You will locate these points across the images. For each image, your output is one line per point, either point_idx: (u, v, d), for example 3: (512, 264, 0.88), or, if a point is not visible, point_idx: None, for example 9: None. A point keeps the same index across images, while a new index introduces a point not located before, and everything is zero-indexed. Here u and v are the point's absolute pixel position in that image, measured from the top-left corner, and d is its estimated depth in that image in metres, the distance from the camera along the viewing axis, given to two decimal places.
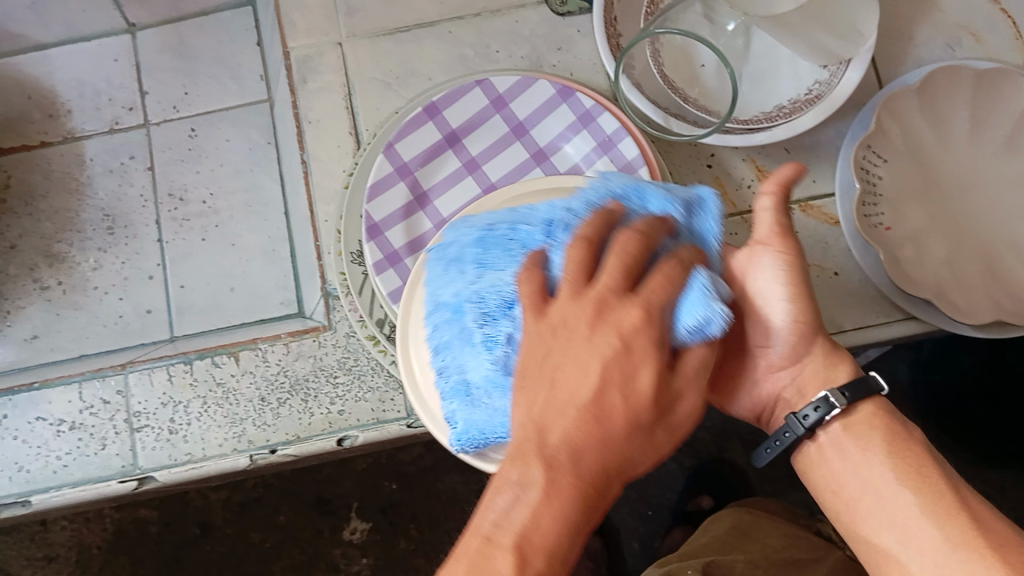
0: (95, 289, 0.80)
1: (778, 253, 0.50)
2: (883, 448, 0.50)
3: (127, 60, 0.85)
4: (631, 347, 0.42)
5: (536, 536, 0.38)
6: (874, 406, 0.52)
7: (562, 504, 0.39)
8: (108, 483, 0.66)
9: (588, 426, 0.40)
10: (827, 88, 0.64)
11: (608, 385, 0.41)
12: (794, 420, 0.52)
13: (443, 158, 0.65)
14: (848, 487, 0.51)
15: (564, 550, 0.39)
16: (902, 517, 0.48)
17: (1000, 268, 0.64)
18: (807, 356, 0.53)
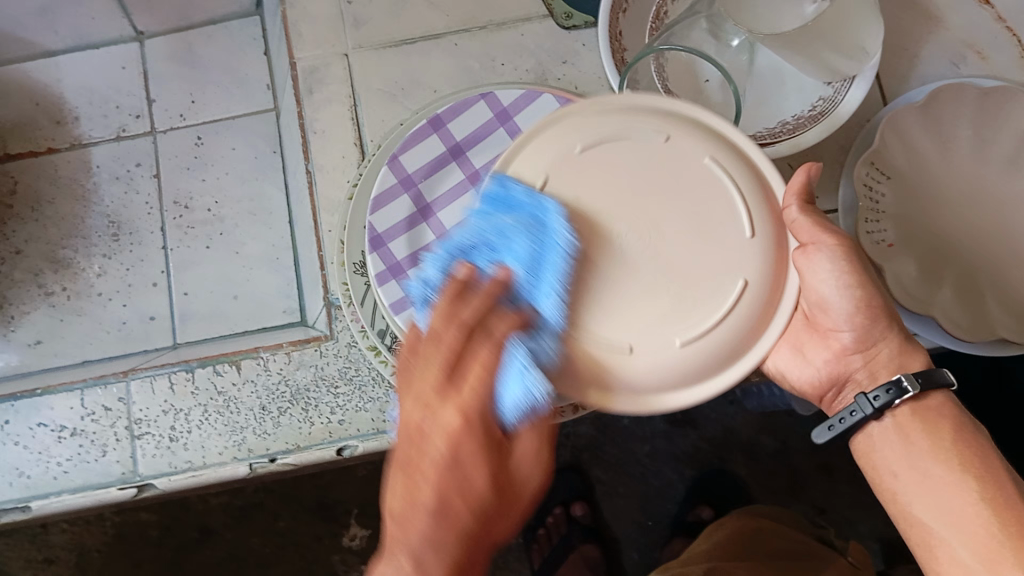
0: (99, 296, 0.81)
1: (834, 248, 0.50)
2: (949, 436, 0.50)
3: (135, 68, 0.86)
4: (461, 454, 0.45)
5: None
6: (944, 397, 0.51)
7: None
8: (108, 489, 0.66)
9: (434, 515, 0.46)
10: (832, 104, 0.65)
11: (446, 484, 0.46)
12: (862, 399, 0.51)
13: (446, 171, 0.65)
14: (905, 472, 0.50)
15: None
16: (961, 506, 0.48)
17: (1005, 287, 0.64)
18: (880, 341, 0.53)
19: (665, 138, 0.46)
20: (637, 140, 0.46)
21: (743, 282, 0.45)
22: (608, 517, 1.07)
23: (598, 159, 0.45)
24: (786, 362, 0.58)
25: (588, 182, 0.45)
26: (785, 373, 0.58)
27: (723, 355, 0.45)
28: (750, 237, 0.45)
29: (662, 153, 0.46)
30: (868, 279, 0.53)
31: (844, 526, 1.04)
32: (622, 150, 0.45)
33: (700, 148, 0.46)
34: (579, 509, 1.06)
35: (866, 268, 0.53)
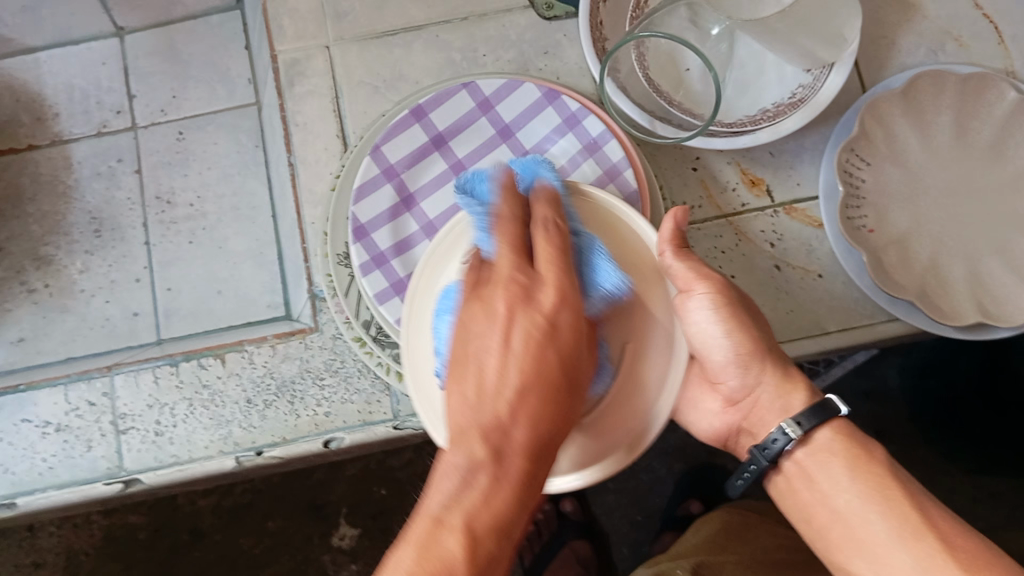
0: (82, 293, 0.80)
1: (709, 293, 0.53)
2: (847, 476, 0.52)
3: (116, 63, 0.85)
4: (561, 327, 0.45)
5: (482, 517, 0.41)
6: (832, 431, 0.53)
7: (512, 482, 0.42)
8: (94, 484, 0.66)
9: (528, 410, 0.43)
10: (811, 91, 0.65)
11: (530, 357, 0.44)
12: (756, 452, 0.55)
13: (430, 161, 0.65)
14: (819, 517, 0.53)
15: (513, 525, 0.42)
16: (872, 543, 0.50)
17: (984, 272, 0.65)
18: (759, 383, 0.56)
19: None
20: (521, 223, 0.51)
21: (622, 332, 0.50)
22: (598, 511, 1.08)
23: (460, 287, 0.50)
24: (685, 415, 0.62)
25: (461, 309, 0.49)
26: (691, 425, 0.62)
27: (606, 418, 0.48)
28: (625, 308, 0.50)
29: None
30: (749, 322, 0.56)
31: None
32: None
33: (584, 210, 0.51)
34: (568, 504, 1.07)
35: (748, 317, 0.56)
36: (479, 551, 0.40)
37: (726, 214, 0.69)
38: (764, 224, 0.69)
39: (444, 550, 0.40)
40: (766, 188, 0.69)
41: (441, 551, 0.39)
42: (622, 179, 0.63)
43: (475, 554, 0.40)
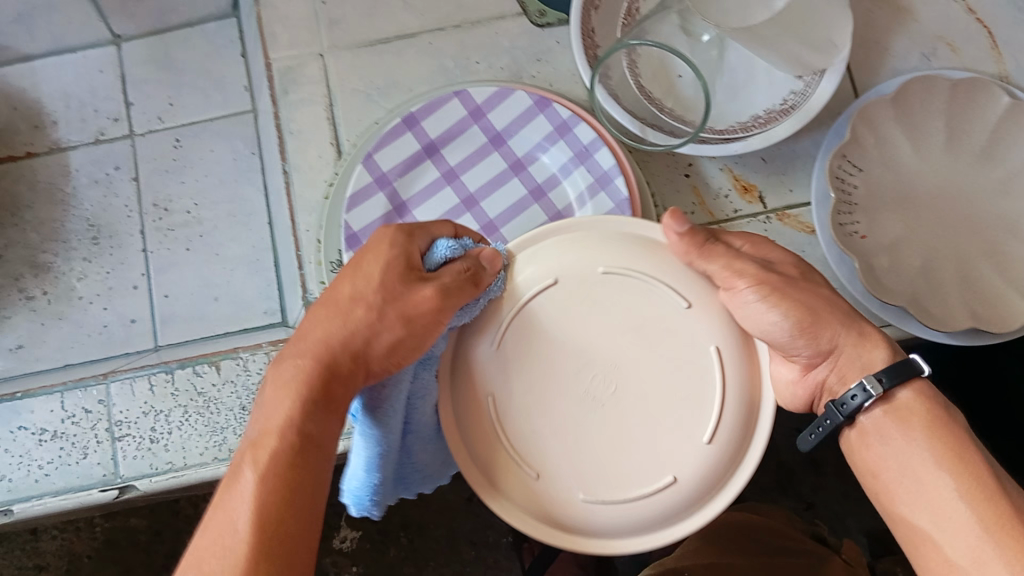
0: (80, 299, 0.81)
1: (757, 287, 0.50)
2: (923, 435, 0.50)
3: (112, 72, 0.86)
4: (372, 254, 0.49)
5: (275, 422, 0.45)
6: (915, 390, 0.52)
7: (296, 387, 0.45)
8: (89, 491, 0.66)
9: (327, 329, 0.47)
10: (802, 98, 0.65)
11: (341, 283, 0.49)
12: (833, 408, 0.53)
13: (422, 169, 0.66)
14: (885, 472, 0.51)
15: (301, 420, 0.45)
16: (939, 502, 0.48)
17: (978, 276, 0.64)
18: (834, 348, 0.53)
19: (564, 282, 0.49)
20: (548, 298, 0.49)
21: (715, 343, 0.49)
22: None
23: (530, 413, 0.49)
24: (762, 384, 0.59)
25: (542, 438, 0.49)
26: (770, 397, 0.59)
27: (732, 443, 0.49)
28: (686, 310, 0.49)
29: (554, 317, 0.49)
30: (798, 294, 0.52)
31: (833, 521, 1.04)
32: (554, 320, 0.49)
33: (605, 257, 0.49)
34: None
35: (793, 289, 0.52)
36: (265, 453, 0.44)
37: (718, 220, 0.69)
38: (757, 230, 0.69)
39: (242, 474, 0.44)
40: (758, 195, 0.69)
41: (240, 489, 0.43)
42: (613, 186, 0.63)
43: (261, 456, 0.44)
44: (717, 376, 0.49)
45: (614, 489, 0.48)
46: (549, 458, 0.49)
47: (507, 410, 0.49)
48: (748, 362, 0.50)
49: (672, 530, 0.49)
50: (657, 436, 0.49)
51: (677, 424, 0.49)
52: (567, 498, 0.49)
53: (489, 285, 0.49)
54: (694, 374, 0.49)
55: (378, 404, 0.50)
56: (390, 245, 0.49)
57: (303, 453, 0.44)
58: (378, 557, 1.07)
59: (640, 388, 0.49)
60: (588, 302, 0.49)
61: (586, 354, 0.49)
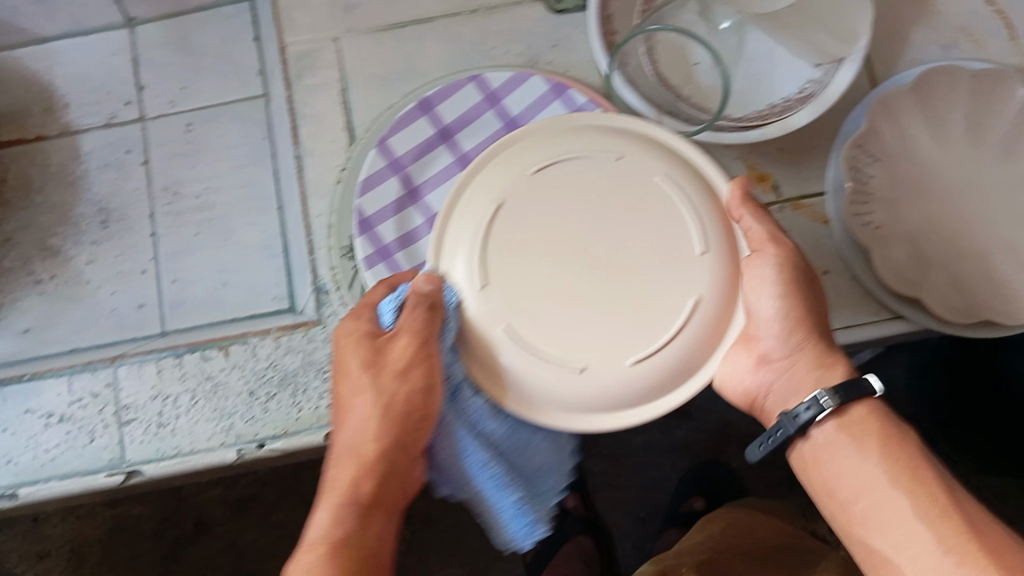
0: (88, 283, 0.80)
1: (780, 260, 0.50)
2: (877, 453, 0.49)
3: (125, 54, 0.85)
4: (343, 343, 0.52)
5: (312, 533, 0.49)
6: (868, 407, 0.51)
7: (329, 494, 0.50)
8: (96, 476, 0.66)
9: (341, 427, 0.51)
10: (820, 86, 0.64)
11: (337, 381, 0.52)
12: (784, 419, 0.51)
13: (434, 153, 0.65)
14: (841, 489, 0.50)
15: (332, 527, 0.48)
16: (895, 521, 0.48)
17: (994, 271, 0.64)
18: (798, 351, 0.53)
19: (618, 159, 0.48)
20: (593, 163, 0.48)
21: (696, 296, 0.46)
22: (603, 507, 1.07)
23: (520, 231, 0.47)
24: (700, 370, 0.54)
25: (512, 256, 0.46)
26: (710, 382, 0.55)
27: (649, 387, 0.46)
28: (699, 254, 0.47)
29: (589, 172, 0.47)
30: (798, 287, 0.52)
31: None
32: (577, 170, 0.47)
33: (656, 166, 0.48)
34: (570, 501, 1.05)
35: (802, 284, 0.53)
36: (301, 566, 0.48)
37: None
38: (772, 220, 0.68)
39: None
40: (773, 184, 0.69)
41: None
42: None
43: (298, 570, 0.48)
44: (688, 321, 0.46)
45: (533, 349, 0.45)
46: (509, 282, 0.46)
47: (501, 223, 0.47)
48: (713, 329, 0.47)
49: (546, 416, 0.47)
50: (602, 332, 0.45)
51: (618, 341, 0.45)
52: (492, 338, 0.46)
53: (444, 304, 0.47)
54: (669, 312, 0.46)
55: (450, 461, 0.53)
56: (353, 336, 0.51)
57: (337, 557, 0.48)
58: None
59: (622, 282, 0.46)
60: (609, 188, 0.47)
61: (570, 206, 0.47)
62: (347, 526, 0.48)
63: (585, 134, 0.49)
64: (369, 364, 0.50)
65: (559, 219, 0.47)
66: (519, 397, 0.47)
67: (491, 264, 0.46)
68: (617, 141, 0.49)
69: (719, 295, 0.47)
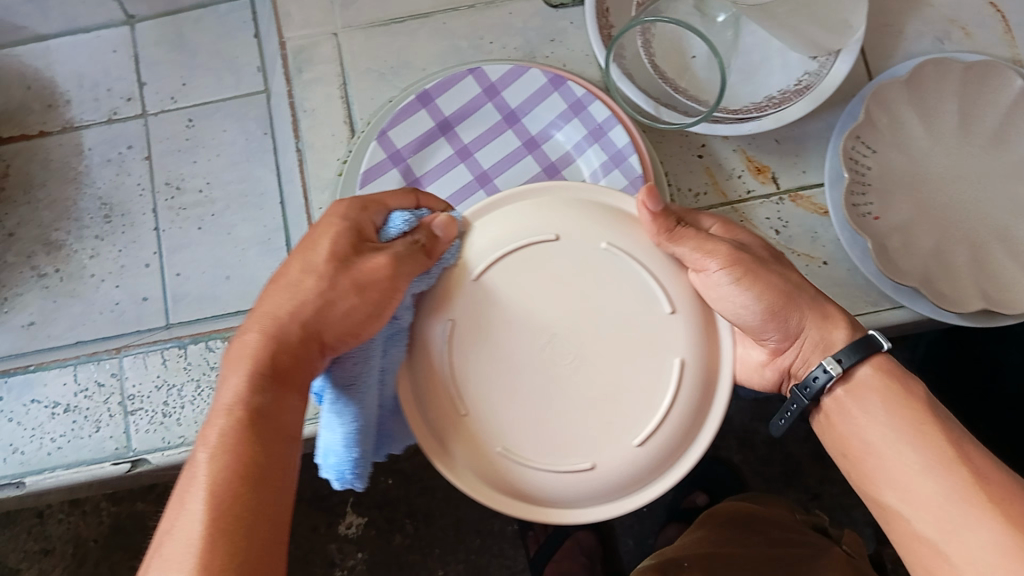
0: (92, 278, 0.81)
1: (727, 270, 0.50)
2: (883, 410, 0.51)
3: (126, 52, 0.86)
4: (322, 231, 0.46)
5: (222, 398, 0.42)
6: (874, 367, 0.52)
7: (249, 361, 0.43)
8: (102, 464, 0.67)
9: (277, 299, 0.45)
10: (817, 78, 0.65)
11: (293, 258, 0.46)
12: (796, 391, 0.53)
13: (435, 145, 0.66)
14: (854, 449, 0.52)
15: (250, 396, 0.42)
16: (903, 475, 0.49)
17: (987, 255, 0.65)
18: (801, 332, 0.54)
19: (601, 246, 0.47)
20: (542, 247, 0.47)
21: (642, 440, 0.46)
22: None
23: (519, 276, 0.47)
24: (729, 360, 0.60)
25: (488, 365, 0.46)
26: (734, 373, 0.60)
27: (661, 457, 0.47)
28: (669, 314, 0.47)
29: (616, 274, 0.47)
30: (771, 279, 0.52)
31: (837, 511, 1.05)
32: (542, 259, 0.47)
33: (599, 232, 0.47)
34: None
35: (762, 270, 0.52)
36: (212, 437, 0.41)
37: (730, 201, 0.69)
38: (770, 211, 0.69)
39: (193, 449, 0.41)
40: (771, 176, 0.69)
41: (191, 470, 0.40)
42: (627, 164, 0.63)
43: (209, 439, 0.41)
44: (620, 464, 0.46)
45: (470, 393, 0.46)
46: (485, 318, 0.46)
47: (478, 306, 0.46)
48: (630, 484, 0.47)
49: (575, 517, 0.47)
50: (547, 416, 0.46)
51: (551, 434, 0.46)
52: (494, 470, 0.46)
53: (443, 255, 0.47)
54: (613, 444, 0.46)
55: (349, 382, 0.47)
56: (334, 223, 0.46)
57: (258, 429, 0.41)
58: (383, 543, 1.07)
59: (586, 388, 0.46)
60: (573, 267, 0.47)
61: (552, 304, 0.46)
62: (264, 403, 0.42)
63: (651, 246, 0.48)
64: (347, 259, 0.45)
65: (539, 316, 0.46)
66: (539, 505, 0.47)
67: (468, 394, 0.46)
68: (564, 209, 0.47)
69: (701, 351, 0.47)
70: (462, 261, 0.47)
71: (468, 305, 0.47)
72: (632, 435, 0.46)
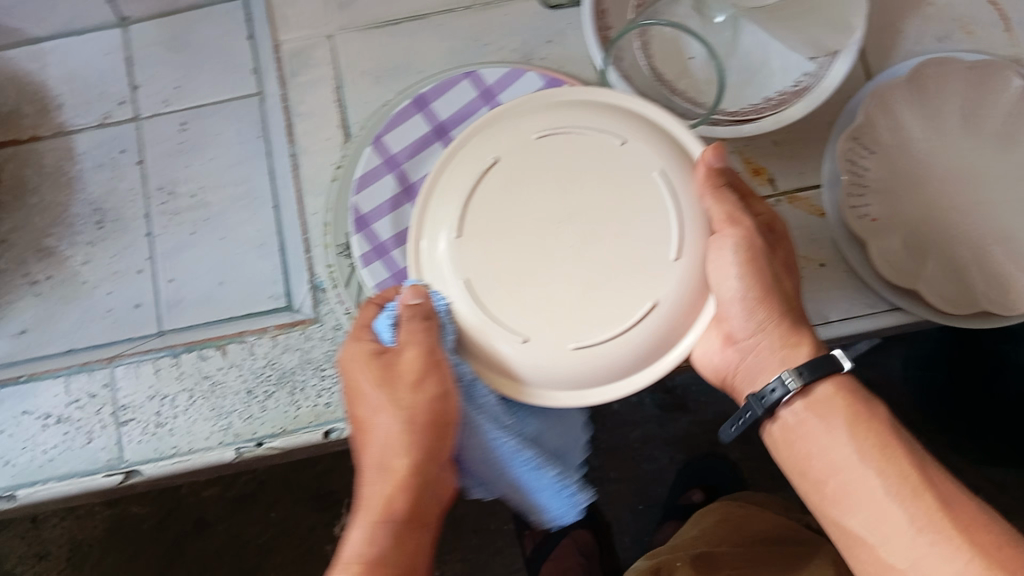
0: (84, 284, 0.80)
1: (736, 242, 0.50)
2: (846, 432, 0.50)
3: (118, 54, 0.85)
4: (350, 359, 0.51)
5: (350, 554, 0.49)
6: (834, 385, 0.51)
7: (363, 513, 0.50)
8: (94, 476, 0.66)
9: (365, 443, 0.51)
10: (816, 80, 0.64)
11: (352, 400, 0.52)
12: (753, 400, 0.53)
13: (431, 151, 0.65)
14: (816, 467, 0.51)
15: (374, 544, 0.48)
16: (867, 499, 0.49)
17: (987, 260, 0.63)
18: (761, 330, 0.53)
19: (655, 171, 0.48)
20: (603, 139, 0.48)
21: (576, 346, 0.46)
22: (601, 502, 1.07)
23: (560, 143, 0.48)
24: None
25: (492, 213, 0.47)
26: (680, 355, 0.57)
27: (583, 372, 0.47)
28: (674, 261, 0.47)
29: (643, 198, 0.47)
30: (762, 268, 0.52)
31: None
32: (585, 146, 0.48)
33: (654, 160, 0.48)
34: None
35: (760, 259, 0.52)
36: None
37: None
38: None
39: None
40: (769, 178, 0.69)
41: None
42: None
43: None
44: (547, 352, 0.46)
45: (466, 220, 0.47)
46: (496, 192, 0.48)
47: (518, 157, 0.48)
48: (544, 373, 0.47)
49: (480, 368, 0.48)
50: (517, 283, 0.46)
51: (502, 290, 0.46)
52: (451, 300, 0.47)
53: (436, 311, 0.48)
54: (555, 336, 0.46)
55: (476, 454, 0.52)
56: (357, 351, 0.51)
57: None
58: None
59: (573, 267, 0.46)
60: (600, 171, 0.48)
61: (558, 176, 0.48)
62: (385, 543, 0.49)
63: (696, 194, 0.49)
64: (381, 372, 0.50)
65: (545, 193, 0.47)
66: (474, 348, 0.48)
67: (472, 216, 0.47)
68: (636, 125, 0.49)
69: (682, 299, 0.47)
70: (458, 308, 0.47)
71: (518, 146, 0.48)
72: (586, 329, 0.46)
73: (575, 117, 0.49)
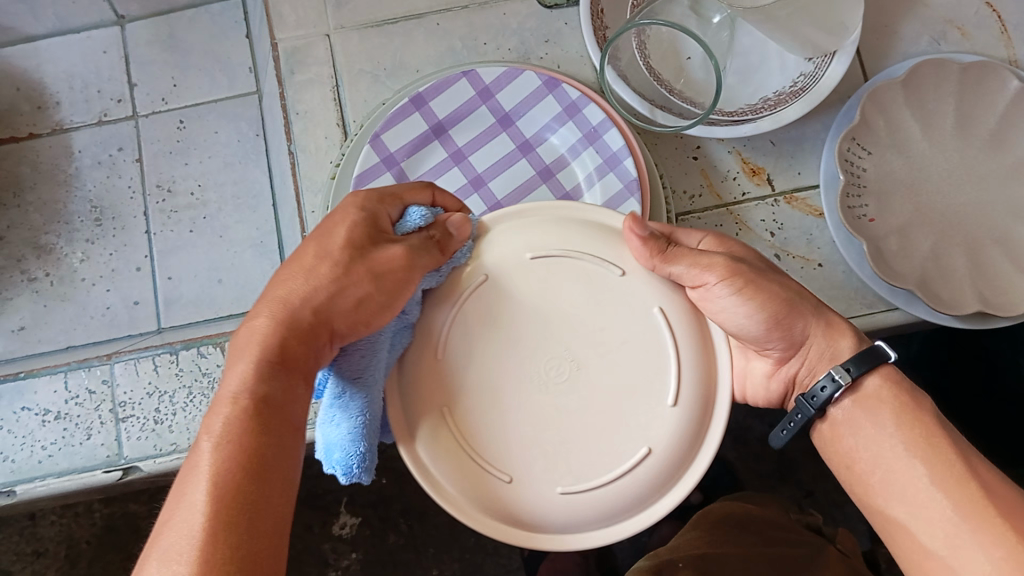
0: (83, 281, 0.80)
1: (728, 281, 0.49)
2: (893, 424, 0.50)
3: (116, 52, 0.85)
4: (338, 216, 0.47)
5: (232, 381, 0.41)
6: (882, 378, 0.52)
7: (258, 349, 0.43)
8: (94, 472, 0.66)
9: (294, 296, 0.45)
10: (812, 80, 0.65)
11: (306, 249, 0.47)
12: (802, 400, 0.52)
13: (430, 149, 0.66)
14: (860, 460, 0.51)
15: (261, 382, 0.42)
16: (913, 489, 0.49)
17: (986, 259, 0.64)
18: (806, 340, 0.53)
19: (621, 276, 0.47)
20: (574, 273, 0.47)
21: (564, 491, 0.45)
22: None
23: (538, 283, 0.47)
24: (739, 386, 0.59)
25: (477, 356, 0.47)
26: (744, 390, 0.59)
27: (586, 516, 0.46)
28: (671, 407, 0.46)
29: (637, 334, 0.47)
30: (773, 286, 0.52)
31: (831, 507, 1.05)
32: (570, 288, 0.47)
33: (650, 300, 0.47)
34: None
35: (766, 278, 0.52)
36: (220, 425, 0.40)
37: (725, 203, 0.69)
38: (765, 213, 0.69)
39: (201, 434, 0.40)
40: (767, 178, 0.69)
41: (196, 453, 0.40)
42: (622, 167, 0.63)
43: (216, 427, 0.40)
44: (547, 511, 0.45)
45: (451, 353, 0.47)
46: (487, 338, 0.47)
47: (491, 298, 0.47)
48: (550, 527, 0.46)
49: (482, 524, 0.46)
50: (500, 420, 0.46)
51: (499, 450, 0.46)
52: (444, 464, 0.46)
53: (455, 255, 0.47)
54: (541, 482, 0.46)
55: (356, 374, 0.46)
56: (357, 209, 0.47)
57: (263, 419, 0.41)
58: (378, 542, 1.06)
59: (566, 423, 0.46)
60: (588, 306, 0.47)
61: (544, 332, 0.47)
62: (271, 396, 0.42)
63: (683, 322, 0.48)
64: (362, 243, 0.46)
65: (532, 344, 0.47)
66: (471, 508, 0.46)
67: (454, 367, 0.46)
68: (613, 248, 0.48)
69: (674, 447, 0.46)
70: (473, 262, 0.48)
71: (484, 291, 0.47)
72: (583, 477, 0.46)
73: (555, 251, 0.47)
